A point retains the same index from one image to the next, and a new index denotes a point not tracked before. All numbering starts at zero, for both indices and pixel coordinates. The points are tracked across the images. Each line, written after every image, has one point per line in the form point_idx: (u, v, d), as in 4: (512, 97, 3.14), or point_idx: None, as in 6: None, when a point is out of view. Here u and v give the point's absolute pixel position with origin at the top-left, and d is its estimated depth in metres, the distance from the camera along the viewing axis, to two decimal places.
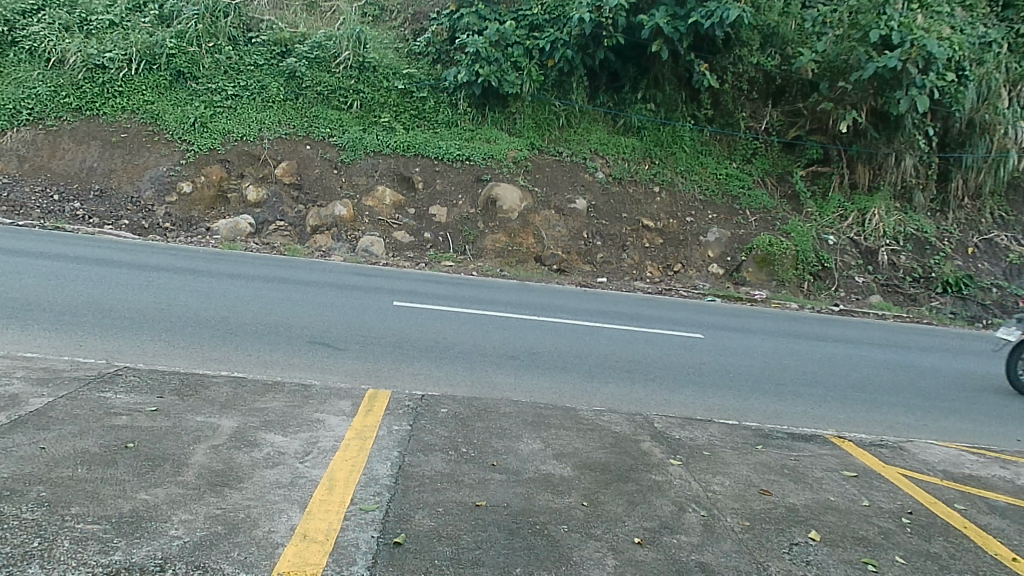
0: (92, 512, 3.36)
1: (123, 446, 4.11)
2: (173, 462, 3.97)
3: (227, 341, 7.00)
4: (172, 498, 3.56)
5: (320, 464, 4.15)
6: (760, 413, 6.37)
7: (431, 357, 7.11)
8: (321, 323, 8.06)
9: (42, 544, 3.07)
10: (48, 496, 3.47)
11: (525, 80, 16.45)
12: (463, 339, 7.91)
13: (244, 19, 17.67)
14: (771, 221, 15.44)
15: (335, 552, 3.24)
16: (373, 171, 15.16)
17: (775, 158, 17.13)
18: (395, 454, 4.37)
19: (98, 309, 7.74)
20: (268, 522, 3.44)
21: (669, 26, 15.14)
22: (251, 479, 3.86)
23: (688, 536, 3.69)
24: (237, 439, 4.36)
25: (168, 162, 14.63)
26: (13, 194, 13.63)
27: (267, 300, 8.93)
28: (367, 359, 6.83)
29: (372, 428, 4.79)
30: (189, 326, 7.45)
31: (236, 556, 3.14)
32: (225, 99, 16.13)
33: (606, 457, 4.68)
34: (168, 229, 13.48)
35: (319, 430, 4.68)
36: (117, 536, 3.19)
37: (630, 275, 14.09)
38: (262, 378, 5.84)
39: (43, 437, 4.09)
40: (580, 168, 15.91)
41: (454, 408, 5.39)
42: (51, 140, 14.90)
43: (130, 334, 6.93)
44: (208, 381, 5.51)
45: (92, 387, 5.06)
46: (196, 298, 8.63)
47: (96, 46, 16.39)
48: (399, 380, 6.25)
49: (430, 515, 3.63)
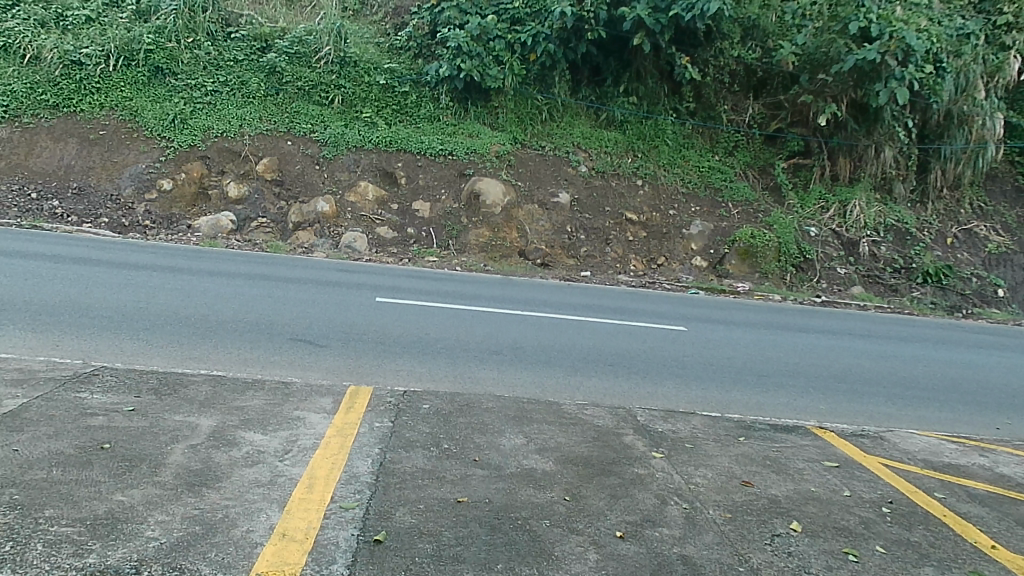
0: (66, 515, 3.31)
1: (99, 446, 4.06)
2: (150, 462, 3.92)
3: (207, 339, 6.96)
4: (148, 499, 3.52)
5: (300, 462, 4.12)
6: (742, 404, 6.37)
7: (413, 352, 7.08)
8: (302, 320, 7.99)
9: (15, 547, 3.02)
10: (19, 499, 3.41)
11: (508, 74, 16.36)
12: (445, 334, 7.89)
13: (223, 14, 17.54)
14: (753, 213, 15.50)
15: (314, 550, 3.20)
16: (355, 166, 15.05)
17: (757, 150, 17.17)
18: (376, 451, 4.34)
19: (74, 308, 7.66)
20: (246, 522, 3.40)
21: (651, 18, 15.07)
22: (230, 478, 3.81)
23: (670, 529, 3.68)
24: (217, 437, 4.32)
25: (148, 159, 14.48)
26: None
27: (248, 298, 8.83)
28: (350, 355, 6.79)
29: (353, 425, 4.76)
30: (169, 324, 7.39)
31: (213, 556, 3.10)
32: (204, 95, 16.01)
33: (589, 451, 4.67)
34: (148, 226, 13.35)
35: (300, 428, 4.64)
36: (92, 539, 3.14)
37: (614, 268, 14.08)
38: (235, 374, 5.79)
39: (17, 439, 4.03)
40: (563, 161, 15.87)
41: (437, 403, 5.37)
42: (29, 138, 14.67)
43: (109, 333, 6.86)
44: (187, 380, 5.44)
45: (68, 388, 4.97)
46: (176, 296, 8.55)
47: (73, 42, 16.20)
48: (380, 376, 6.23)
49: (411, 512, 3.60)
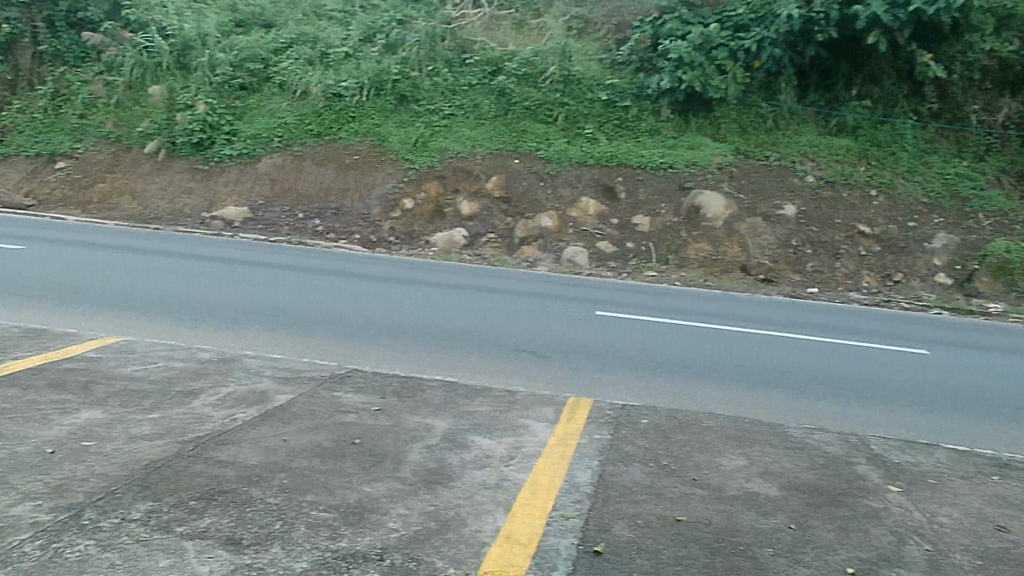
0: (324, 500, 3.82)
1: (350, 441, 4.61)
2: (392, 458, 4.39)
3: (441, 347, 7.55)
4: (391, 493, 3.95)
5: (524, 469, 4.38)
6: (997, 440, 5.77)
7: (632, 367, 7.19)
8: (526, 332, 8.39)
9: (283, 526, 3.55)
10: (288, 482, 3.99)
11: (730, 83, 15.99)
12: (664, 349, 7.92)
13: (459, 42, 18.77)
14: (1010, 225, 13.82)
15: (537, 556, 3.43)
16: (577, 182, 15.41)
17: (1014, 155, 15.31)
18: (596, 463, 4.50)
19: (331, 315, 8.65)
20: (475, 521, 3.71)
21: (889, 15, 14.33)
22: (461, 479, 4.17)
23: (909, 572, 3.48)
24: (447, 439, 4.73)
25: (393, 180, 15.88)
26: (268, 215, 15.55)
27: (477, 310, 9.44)
28: (570, 368, 7.05)
29: (574, 435, 4.97)
30: (408, 332, 8.11)
31: (446, 551, 3.44)
32: (442, 119, 17.28)
33: (817, 479, 4.50)
34: (392, 242, 14.71)
35: (524, 435, 4.93)
36: (344, 524, 3.60)
37: (844, 285, 13.20)
38: (463, 381, 6.27)
39: (286, 430, 4.69)
40: (789, 171, 15.15)
41: (656, 419, 5.44)
42: (298, 164, 16.63)
43: (359, 339, 7.69)
44: (424, 385, 5.96)
45: (321, 386, 5.68)
46: (415, 307, 9.36)
47: (333, 77, 18.16)
48: (599, 390, 6.40)
49: (629, 527, 3.72)
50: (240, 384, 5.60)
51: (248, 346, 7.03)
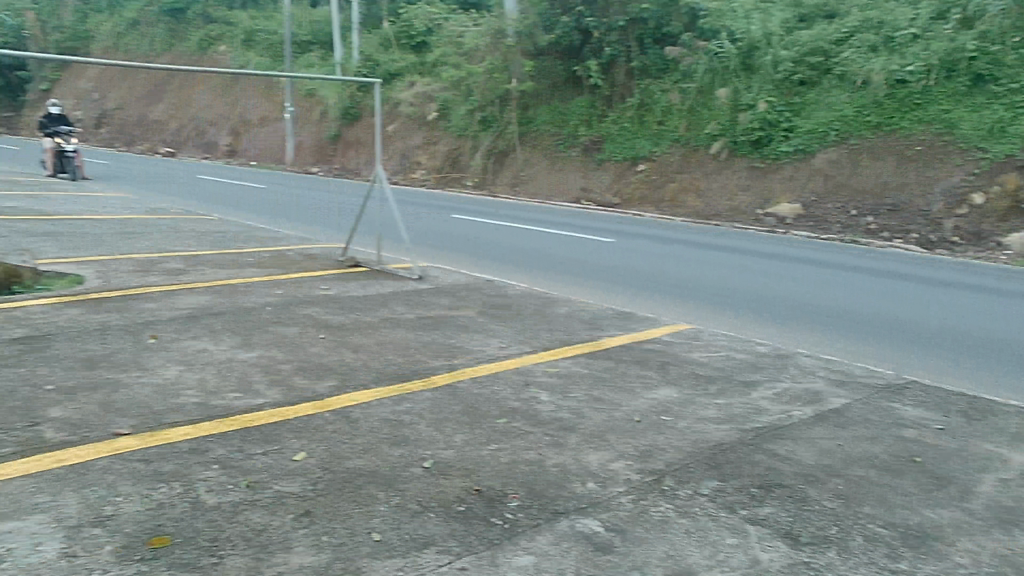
0: (536, 459, 3.22)
1: (570, 396, 4.00)
2: (617, 419, 3.71)
3: (678, 301, 6.73)
4: (612, 458, 3.26)
5: (777, 441, 3.48)
6: None
7: (916, 333, 5.83)
8: (780, 290, 7.27)
9: (486, 483, 2.98)
10: (562, 439, 3.43)
11: None
12: (958, 316, 6.39)
13: None
14: None
15: (797, 558, 2.57)
16: None
17: None
18: (874, 444, 3.47)
19: (563, 265, 8.17)
20: (713, 502, 2.91)
21: None
22: (697, 449, 3.38)
23: None
24: (736, 408, 3.88)
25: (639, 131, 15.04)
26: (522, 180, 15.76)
27: (724, 266, 8.43)
28: (832, 329, 5.88)
29: (844, 408, 3.93)
30: (643, 284, 7.39)
31: (674, 534, 2.68)
32: None
33: None
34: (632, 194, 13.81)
35: (778, 404, 3.99)
36: (555, 488, 2.97)
37: None
38: (731, 337, 5.32)
39: (501, 380, 4.21)
40: None
41: (953, 395, 4.21)
42: (562, 121, 16.25)
43: (588, 289, 7.12)
44: (657, 340, 5.21)
45: (588, 340, 5.11)
46: (653, 261, 8.57)
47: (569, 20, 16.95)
48: (870, 355, 5.21)
49: (927, 534, 2.72)
50: (506, 331, 5.21)
51: (500, 283, 6.77)
